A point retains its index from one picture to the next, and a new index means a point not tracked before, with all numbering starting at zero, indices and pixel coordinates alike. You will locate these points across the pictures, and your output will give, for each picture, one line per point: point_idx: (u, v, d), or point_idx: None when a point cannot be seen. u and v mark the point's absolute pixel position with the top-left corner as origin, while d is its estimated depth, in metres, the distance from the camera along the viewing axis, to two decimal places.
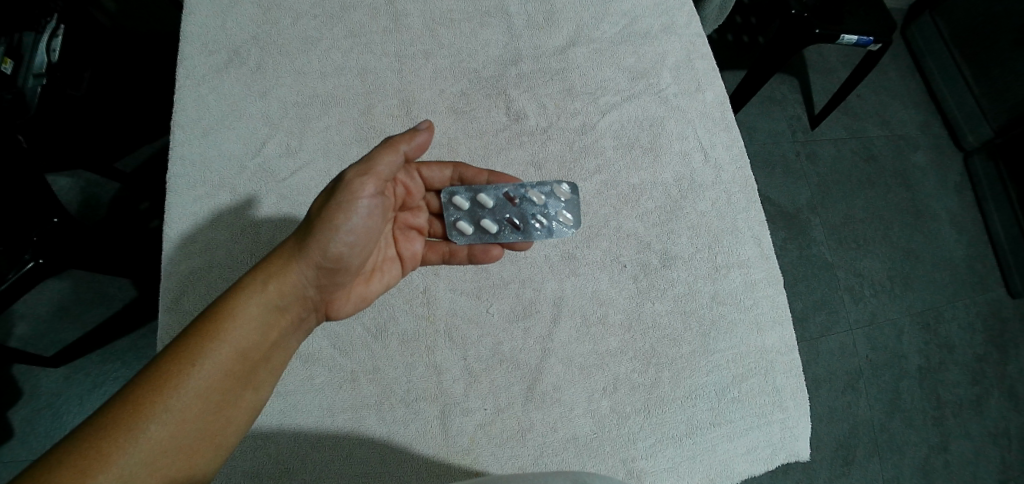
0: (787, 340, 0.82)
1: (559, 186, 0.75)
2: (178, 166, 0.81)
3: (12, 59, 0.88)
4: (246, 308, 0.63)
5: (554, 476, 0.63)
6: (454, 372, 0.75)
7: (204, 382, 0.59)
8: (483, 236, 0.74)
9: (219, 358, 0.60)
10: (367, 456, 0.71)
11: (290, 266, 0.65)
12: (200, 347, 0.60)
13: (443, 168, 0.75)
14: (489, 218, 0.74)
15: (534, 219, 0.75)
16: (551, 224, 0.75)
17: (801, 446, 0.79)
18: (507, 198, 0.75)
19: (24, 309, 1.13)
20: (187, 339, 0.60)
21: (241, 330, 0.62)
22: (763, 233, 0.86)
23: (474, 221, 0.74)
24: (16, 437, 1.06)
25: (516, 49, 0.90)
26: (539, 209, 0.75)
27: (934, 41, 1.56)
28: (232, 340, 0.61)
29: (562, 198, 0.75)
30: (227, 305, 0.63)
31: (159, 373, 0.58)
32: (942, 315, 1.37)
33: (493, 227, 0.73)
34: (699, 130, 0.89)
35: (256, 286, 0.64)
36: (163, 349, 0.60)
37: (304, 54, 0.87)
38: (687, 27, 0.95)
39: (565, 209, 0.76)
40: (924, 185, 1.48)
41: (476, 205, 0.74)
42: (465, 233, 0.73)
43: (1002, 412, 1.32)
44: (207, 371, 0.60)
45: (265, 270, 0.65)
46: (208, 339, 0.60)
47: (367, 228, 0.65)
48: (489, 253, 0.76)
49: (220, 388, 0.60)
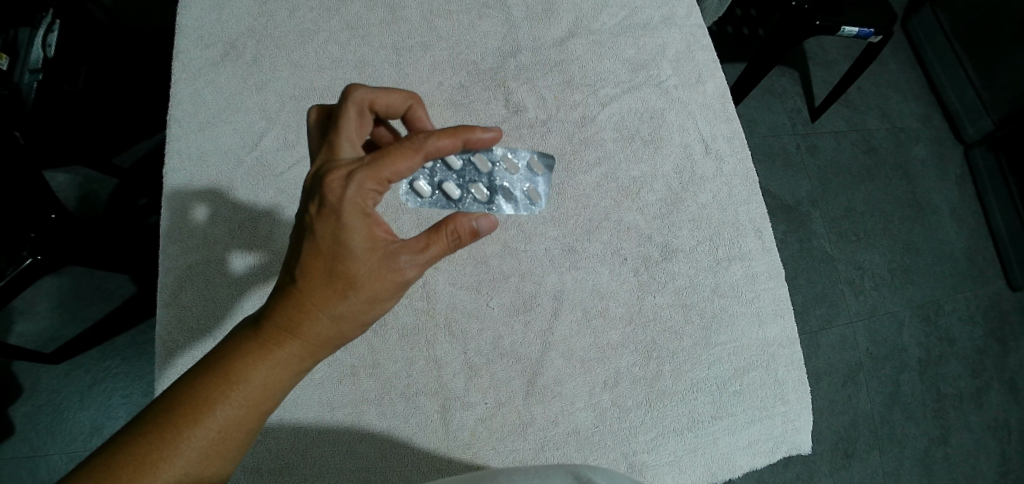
0: (788, 334, 0.81)
1: (534, 160, 0.79)
2: (175, 161, 0.80)
3: (7, 55, 0.87)
4: (254, 375, 0.57)
5: (555, 470, 0.63)
6: (454, 366, 0.75)
7: (213, 442, 0.55)
8: (440, 199, 0.76)
9: (229, 419, 0.55)
10: (367, 451, 0.71)
11: (301, 328, 0.58)
12: (204, 408, 0.55)
13: (415, 165, 0.60)
14: (453, 182, 0.75)
15: (502, 190, 0.77)
16: (519, 197, 0.78)
17: (802, 439, 0.79)
18: (477, 164, 0.75)
19: (22, 306, 1.12)
20: (197, 392, 0.55)
21: (253, 389, 0.57)
22: (764, 225, 0.85)
23: (433, 185, 0.75)
24: (17, 434, 1.06)
25: (515, 41, 0.89)
26: (508, 180, 0.78)
27: (935, 32, 1.55)
28: (242, 400, 0.56)
29: (536, 172, 0.79)
30: (241, 360, 0.57)
31: (165, 430, 0.54)
32: (943, 308, 1.37)
33: (455, 192, 0.74)
34: (700, 122, 0.88)
35: (271, 341, 0.58)
36: (171, 400, 0.55)
37: (301, 47, 0.86)
38: (687, 18, 0.94)
39: (534, 183, 0.79)
40: (924, 177, 1.48)
41: (438, 170, 0.75)
42: (423, 193, 0.74)
43: (1002, 403, 1.32)
44: (209, 440, 0.54)
45: (271, 329, 0.58)
46: (213, 401, 0.55)
47: (380, 294, 0.58)
48: (476, 229, 0.61)
49: (227, 450, 0.56)
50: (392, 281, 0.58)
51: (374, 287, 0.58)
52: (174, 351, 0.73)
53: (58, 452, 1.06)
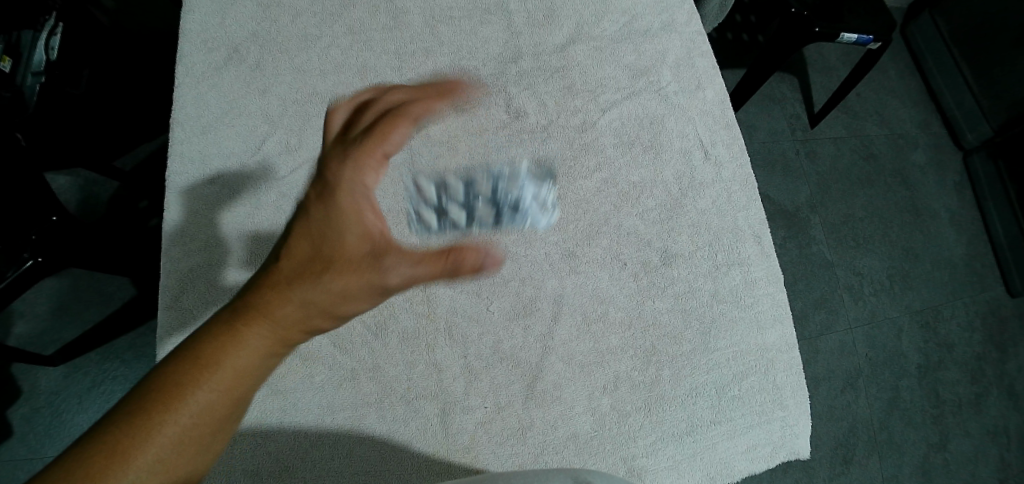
0: (787, 339, 0.82)
1: (526, 174, 0.83)
2: (177, 165, 0.81)
3: (10, 57, 0.88)
4: (226, 357, 0.56)
5: (555, 474, 0.63)
6: (454, 370, 0.75)
7: (188, 426, 0.53)
8: (449, 227, 0.78)
9: (205, 402, 0.54)
10: (368, 454, 0.71)
11: (274, 311, 0.58)
12: (179, 392, 0.54)
13: (408, 132, 0.64)
14: (459, 212, 0.79)
15: (506, 208, 0.81)
16: (523, 214, 0.81)
17: (801, 444, 0.79)
18: (478, 192, 0.80)
19: (23, 308, 1.12)
20: (171, 375, 0.54)
21: (226, 373, 0.56)
22: (763, 231, 0.86)
23: (439, 216, 0.79)
24: (16, 435, 1.06)
25: (516, 47, 0.90)
26: (512, 200, 0.81)
27: (934, 38, 1.56)
28: (215, 384, 0.55)
29: (534, 189, 0.82)
30: (215, 345, 0.57)
31: (138, 415, 0.52)
32: (941, 314, 1.37)
33: (463, 219, 0.79)
34: (700, 128, 0.89)
35: (245, 328, 0.57)
36: (145, 384, 0.54)
37: (303, 52, 0.87)
38: (687, 25, 0.94)
39: (536, 202, 0.82)
40: (922, 183, 1.48)
41: (444, 201, 0.80)
42: (431, 225, 0.78)
43: (1001, 409, 1.32)
44: (182, 425, 0.53)
45: (246, 312, 0.58)
46: (187, 385, 0.54)
47: (356, 287, 0.59)
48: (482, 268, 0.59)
49: (202, 439, 0.54)
50: (370, 277, 0.59)
51: (350, 278, 0.59)
52: (174, 353, 0.73)
53: (58, 454, 1.06)
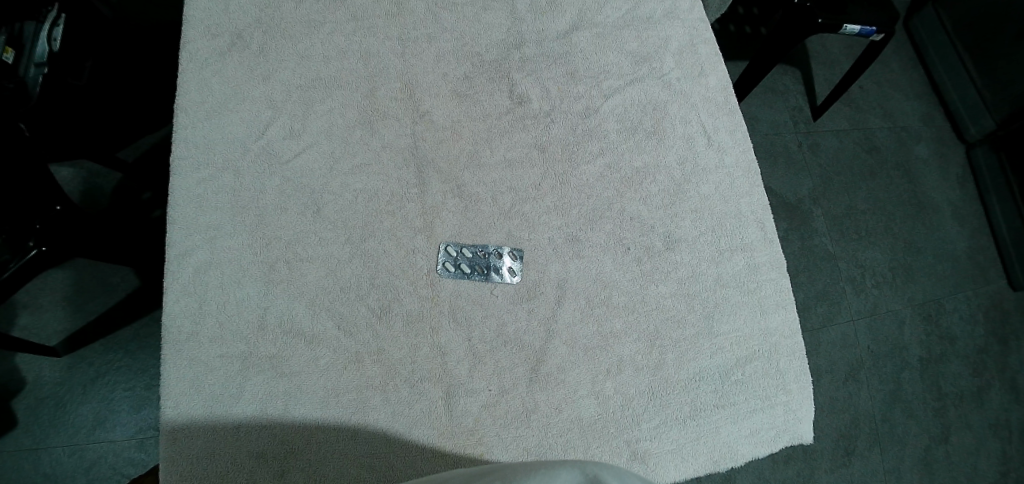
0: (790, 323, 0.82)
1: (529, 165, 0.84)
2: (181, 150, 0.81)
3: (13, 49, 0.90)
4: None
5: (566, 469, 0.61)
6: (458, 353, 0.75)
7: None
8: (481, 261, 0.79)
9: None
10: (371, 438, 0.72)
11: None
12: None
13: None
14: (485, 244, 0.79)
15: (511, 200, 0.82)
16: (527, 204, 0.82)
17: (803, 428, 0.79)
18: (490, 200, 0.81)
19: (26, 299, 1.13)
20: None
21: None
22: (766, 216, 0.86)
23: (474, 262, 0.78)
24: (17, 428, 1.06)
25: (519, 33, 0.90)
26: (517, 192, 0.82)
27: (936, 31, 1.56)
28: None
29: (539, 178, 0.83)
30: None
31: None
32: (944, 307, 1.37)
33: (492, 247, 0.79)
34: (702, 115, 0.89)
35: None
36: None
37: (307, 38, 0.87)
38: (690, 12, 0.94)
39: (540, 191, 0.83)
40: (925, 175, 1.48)
41: (479, 247, 0.79)
42: (466, 263, 0.78)
43: (1002, 402, 1.32)
44: None
45: None
46: None
47: None
48: None
49: None
50: None
51: None
52: (181, 336, 0.74)
53: (62, 444, 1.06)
